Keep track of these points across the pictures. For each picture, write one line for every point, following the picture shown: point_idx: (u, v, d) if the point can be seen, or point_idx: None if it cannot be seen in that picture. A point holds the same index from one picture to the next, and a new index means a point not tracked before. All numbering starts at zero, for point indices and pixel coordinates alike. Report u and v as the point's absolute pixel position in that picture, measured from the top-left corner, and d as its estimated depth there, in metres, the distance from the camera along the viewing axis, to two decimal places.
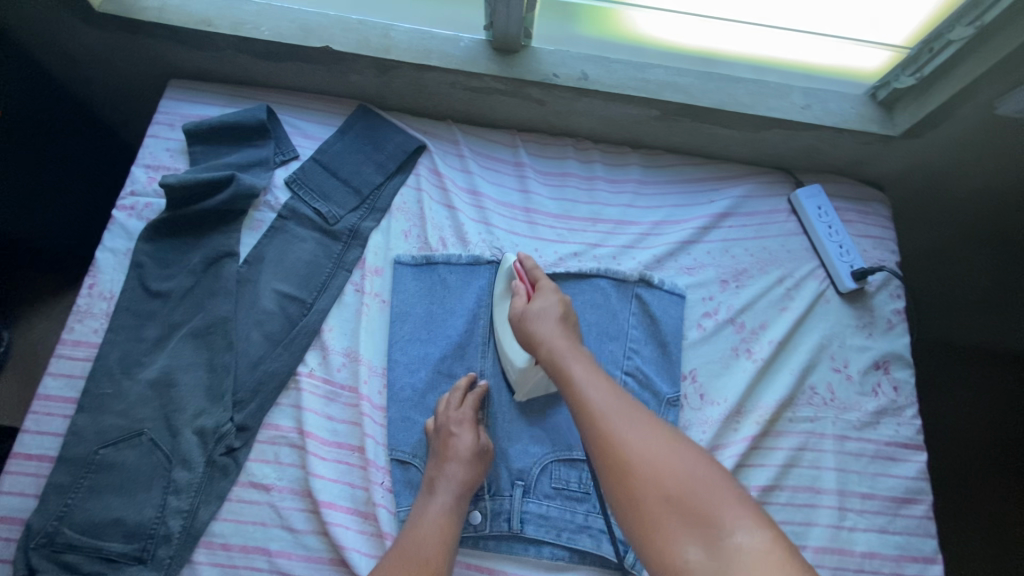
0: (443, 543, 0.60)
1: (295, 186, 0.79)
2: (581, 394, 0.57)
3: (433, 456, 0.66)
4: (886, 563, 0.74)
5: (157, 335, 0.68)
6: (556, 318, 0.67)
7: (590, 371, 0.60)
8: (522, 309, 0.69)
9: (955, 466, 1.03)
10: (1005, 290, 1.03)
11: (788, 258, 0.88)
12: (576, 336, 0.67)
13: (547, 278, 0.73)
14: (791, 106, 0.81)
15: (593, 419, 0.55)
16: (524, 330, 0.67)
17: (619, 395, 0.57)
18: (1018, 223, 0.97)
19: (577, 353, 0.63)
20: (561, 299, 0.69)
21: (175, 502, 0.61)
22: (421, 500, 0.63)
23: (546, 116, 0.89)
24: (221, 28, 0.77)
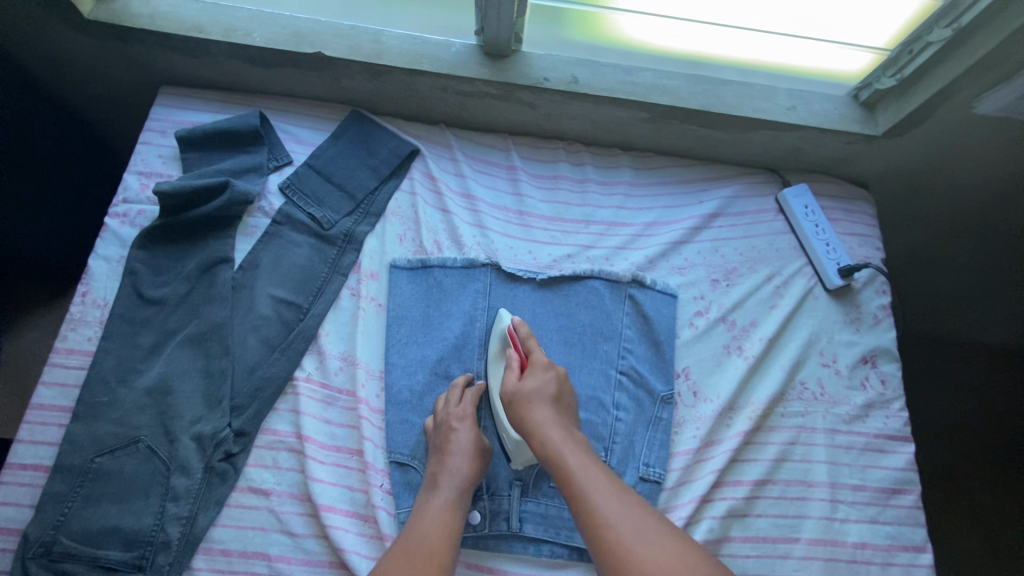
0: (448, 537, 0.63)
1: (288, 191, 0.82)
2: (584, 493, 0.60)
3: (433, 453, 0.70)
4: (878, 553, 0.73)
5: (152, 342, 0.74)
6: (550, 400, 0.69)
7: (588, 463, 0.63)
8: (515, 386, 0.70)
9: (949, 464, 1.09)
10: (985, 284, 1.06)
11: (776, 257, 0.88)
12: (568, 419, 0.69)
13: (540, 349, 0.74)
14: (776, 108, 0.84)
15: (601, 527, 0.57)
16: (519, 413, 0.68)
17: (623, 496, 0.60)
18: (996, 220, 0.98)
19: (575, 445, 0.65)
20: (555, 376, 0.71)
21: (174, 508, 0.66)
22: (422, 497, 0.67)
23: (537, 119, 0.90)
24: (213, 35, 0.80)
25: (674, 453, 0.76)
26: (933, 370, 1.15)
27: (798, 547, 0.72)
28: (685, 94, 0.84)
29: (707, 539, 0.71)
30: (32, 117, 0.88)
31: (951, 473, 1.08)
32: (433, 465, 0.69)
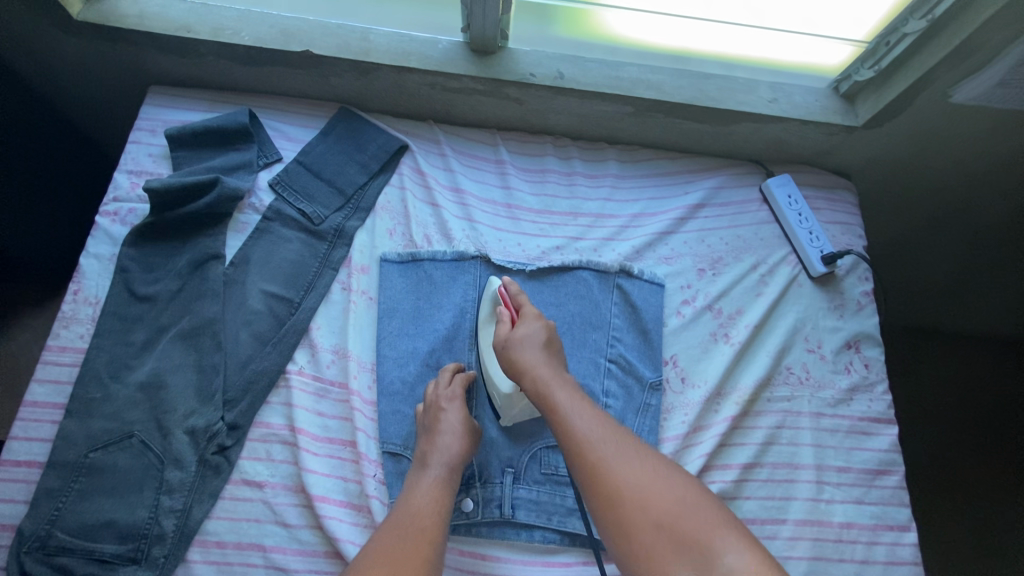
0: (438, 510, 0.64)
1: (278, 187, 0.83)
2: (569, 421, 0.62)
3: (422, 436, 0.71)
4: (864, 533, 0.75)
5: (145, 339, 0.74)
6: (541, 346, 0.70)
7: (573, 395, 0.65)
8: (506, 335, 0.72)
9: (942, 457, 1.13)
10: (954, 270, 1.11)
11: (761, 246, 0.89)
12: (558, 360, 0.70)
13: (530, 303, 0.76)
14: (758, 100, 0.86)
15: (584, 450, 0.60)
16: (509, 356, 0.69)
17: (604, 421, 0.63)
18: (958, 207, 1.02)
19: (562, 380, 0.67)
20: (545, 325, 0.72)
21: (168, 501, 0.67)
22: (412, 477, 0.68)
23: (524, 114, 0.91)
24: (202, 35, 0.81)
25: (664, 439, 0.77)
26: (911, 355, 1.21)
27: (785, 528, 0.74)
28: (668, 87, 0.85)
29: None
30: (25, 122, 0.90)
31: (938, 459, 1.12)
32: (422, 446, 0.70)
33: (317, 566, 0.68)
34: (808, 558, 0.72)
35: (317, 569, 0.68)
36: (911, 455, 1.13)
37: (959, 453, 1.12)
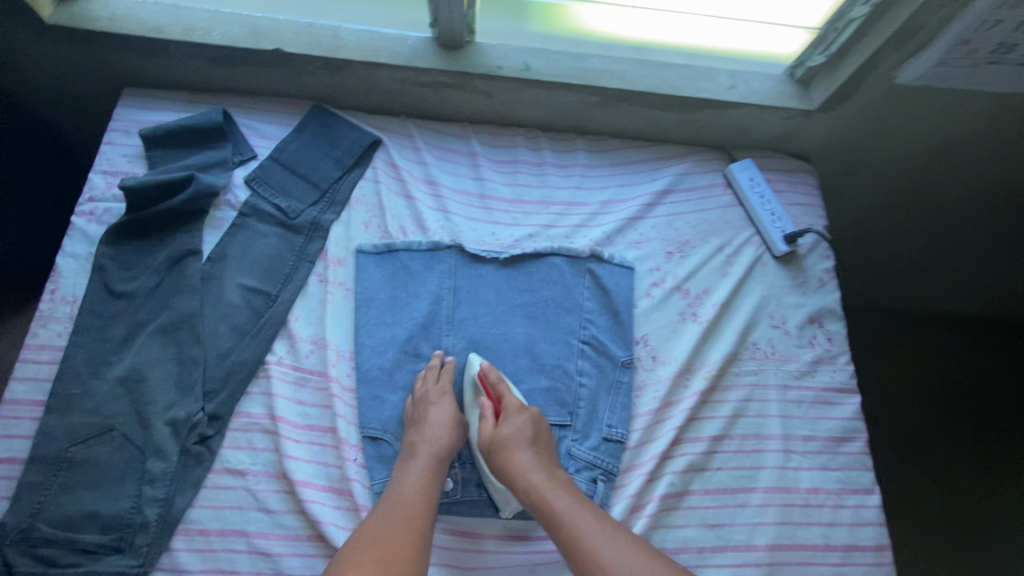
0: (426, 498, 0.67)
1: (254, 184, 0.85)
2: (578, 539, 0.63)
3: (410, 426, 0.74)
4: (830, 497, 0.78)
5: (123, 335, 0.75)
6: (527, 444, 0.71)
7: (578, 509, 0.65)
8: (491, 435, 0.72)
9: (925, 443, 1.19)
10: (902, 252, 1.22)
11: (726, 228, 0.92)
12: (547, 457, 0.72)
13: (512, 393, 0.76)
14: (718, 88, 0.89)
15: (598, 574, 0.60)
16: (500, 462, 0.70)
17: (607, 530, 0.63)
18: (908, 188, 1.09)
19: (555, 486, 0.68)
20: (529, 417, 0.73)
21: (150, 491, 0.68)
22: (401, 465, 0.70)
23: (494, 107, 0.94)
24: (174, 36, 0.82)
25: (636, 414, 0.80)
26: (883, 352, 1.28)
27: (755, 496, 0.77)
28: (632, 77, 0.88)
29: (669, 492, 0.75)
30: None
31: (918, 447, 1.19)
32: (411, 434, 0.73)
33: (301, 549, 0.69)
34: (777, 523, 0.75)
35: (301, 552, 0.69)
36: (895, 452, 1.18)
37: (939, 442, 1.19)
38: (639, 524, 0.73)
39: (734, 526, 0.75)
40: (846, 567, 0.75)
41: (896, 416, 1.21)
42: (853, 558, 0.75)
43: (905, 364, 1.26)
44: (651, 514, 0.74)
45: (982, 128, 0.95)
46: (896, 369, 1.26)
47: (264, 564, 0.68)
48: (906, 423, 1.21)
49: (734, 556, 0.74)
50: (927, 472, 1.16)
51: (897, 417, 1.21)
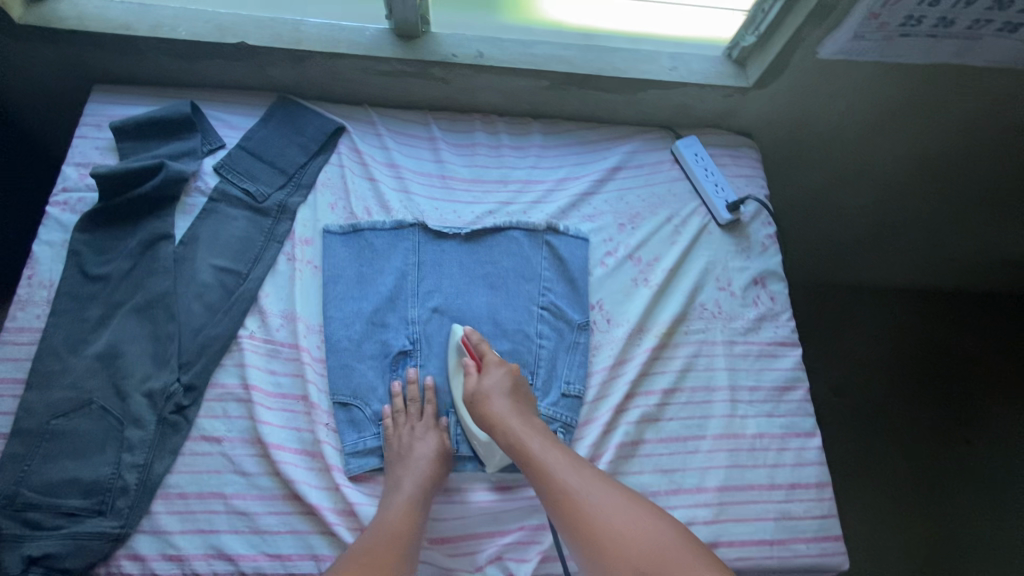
0: (411, 529, 0.69)
1: (222, 171, 0.89)
2: (548, 472, 0.69)
3: (394, 458, 0.75)
4: (774, 441, 0.83)
5: (99, 315, 0.79)
6: (505, 394, 0.76)
7: (549, 447, 0.72)
8: (473, 388, 0.78)
9: (879, 423, 1.38)
10: (841, 222, 1.34)
11: (674, 200, 0.99)
12: (523, 404, 0.77)
13: (493, 351, 0.81)
14: (660, 69, 0.95)
15: (564, 500, 0.67)
16: (479, 409, 0.76)
17: (578, 466, 0.70)
18: (853, 160, 1.16)
19: (529, 428, 0.74)
20: (508, 371, 0.79)
21: (129, 457, 0.71)
22: (387, 497, 0.72)
23: (452, 93, 0.99)
24: (141, 32, 0.86)
25: (592, 372, 0.86)
26: (835, 342, 1.46)
27: (705, 442, 0.82)
28: (579, 61, 0.94)
29: (624, 441, 0.81)
30: None
31: (875, 428, 1.38)
32: (396, 466, 0.75)
33: (276, 508, 0.73)
34: (725, 467, 0.81)
35: (277, 511, 0.73)
36: (856, 434, 1.37)
37: (891, 417, 1.39)
38: None
39: (686, 470, 0.80)
40: (790, 503, 0.80)
41: (852, 402, 1.41)
42: (797, 495, 0.81)
43: (852, 350, 1.46)
44: (608, 461, 0.79)
45: (913, 102, 1.02)
46: (847, 358, 1.45)
47: (242, 523, 0.72)
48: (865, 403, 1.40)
49: (686, 498, 0.79)
50: (885, 450, 1.36)
51: (853, 404, 1.40)
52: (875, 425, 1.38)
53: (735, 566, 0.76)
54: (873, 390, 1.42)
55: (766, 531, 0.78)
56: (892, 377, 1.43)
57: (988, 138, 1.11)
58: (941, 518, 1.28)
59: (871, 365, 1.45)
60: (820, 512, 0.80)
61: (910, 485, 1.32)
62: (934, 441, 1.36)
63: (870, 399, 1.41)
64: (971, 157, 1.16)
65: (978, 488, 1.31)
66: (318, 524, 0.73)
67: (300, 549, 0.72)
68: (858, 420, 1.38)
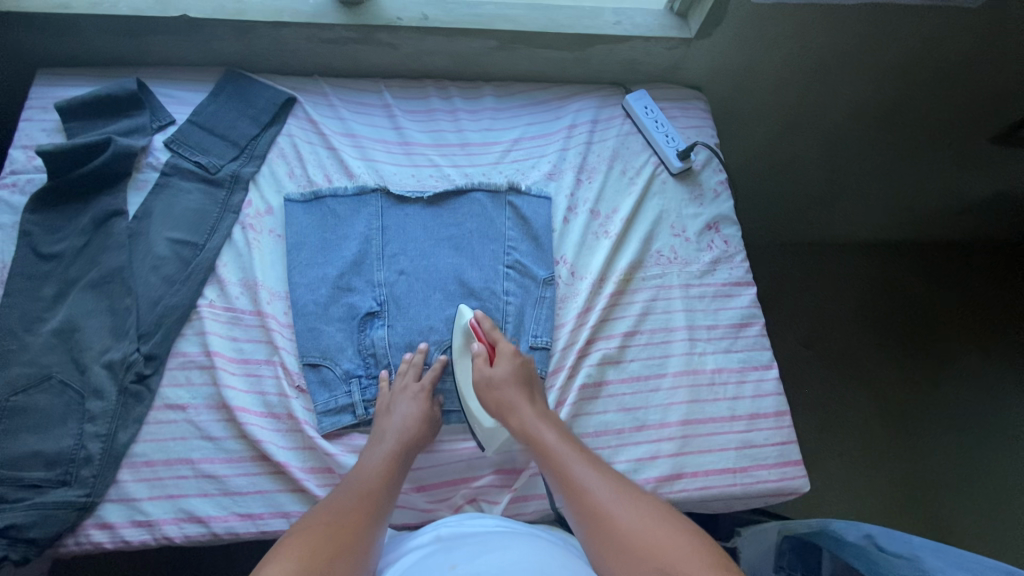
0: (386, 481, 0.69)
1: (173, 145, 0.89)
2: (566, 467, 0.67)
3: (381, 412, 0.76)
4: (732, 374, 0.86)
5: (54, 293, 0.79)
6: (517, 384, 0.75)
7: (567, 442, 0.70)
8: (486, 375, 0.76)
9: (846, 368, 1.44)
10: (799, 179, 1.37)
11: (628, 153, 1.00)
12: (536, 396, 0.76)
13: (506, 339, 0.79)
14: (604, 23, 0.97)
15: (583, 498, 0.64)
16: (493, 400, 0.75)
17: (595, 463, 0.68)
18: (802, 111, 1.18)
19: (545, 420, 0.73)
20: (521, 362, 0.77)
21: (92, 428, 0.72)
22: (369, 448, 0.73)
23: (402, 59, 1.00)
24: (80, 9, 0.85)
25: (556, 323, 0.87)
26: (800, 295, 1.52)
27: (665, 380, 0.84)
28: (524, 20, 0.95)
29: (587, 383, 0.83)
30: None
31: (842, 372, 1.43)
32: (381, 419, 0.75)
33: (245, 469, 0.74)
34: (686, 402, 0.83)
35: (245, 472, 0.74)
36: (823, 378, 1.42)
37: (859, 364, 1.44)
38: (562, 414, 0.81)
39: (648, 408, 0.83)
40: (751, 432, 0.83)
41: (818, 349, 1.46)
42: (757, 425, 0.83)
43: (818, 301, 1.51)
44: (572, 404, 0.82)
45: (846, 48, 1.04)
46: (815, 310, 1.50)
47: (211, 486, 0.72)
48: (832, 349, 1.46)
49: (650, 434, 0.81)
50: (852, 392, 1.41)
51: (820, 350, 1.45)
52: (842, 370, 1.43)
53: (699, 495, 0.79)
54: (839, 339, 1.47)
55: (728, 460, 0.81)
56: (858, 326, 1.49)
57: (924, 77, 1.14)
58: (917, 462, 1.33)
59: (837, 315, 1.50)
60: (780, 438, 0.83)
61: (878, 426, 1.37)
62: (902, 383, 1.42)
63: (837, 347, 1.46)
64: (913, 98, 1.18)
65: (947, 430, 1.36)
66: (287, 482, 0.74)
67: (270, 507, 0.72)
68: (823, 366, 1.44)
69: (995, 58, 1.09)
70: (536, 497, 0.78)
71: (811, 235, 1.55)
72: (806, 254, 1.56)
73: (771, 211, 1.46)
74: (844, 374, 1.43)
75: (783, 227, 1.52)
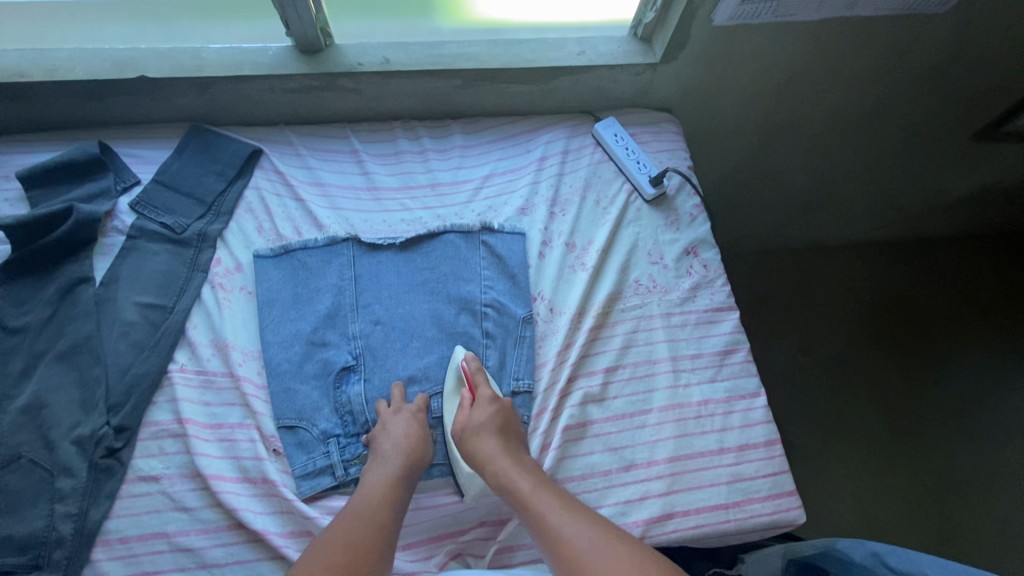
0: (390, 508, 0.68)
1: (139, 207, 0.88)
2: (540, 514, 0.67)
3: (376, 433, 0.75)
4: (719, 406, 0.84)
5: (22, 367, 0.77)
6: (494, 431, 0.74)
7: (541, 488, 0.70)
8: (463, 422, 0.76)
9: (841, 375, 1.41)
10: (779, 189, 1.36)
11: (601, 182, 0.99)
12: (513, 443, 0.75)
13: (488, 383, 0.79)
14: (568, 54, 0.95)
15: (555, 544, 0.64)
16: (469, 447, 0.74)
17: (567, 505, 0.68)
18: (779, 120, 1.15)
19: (521, 465, 0.72)
20: (500, 409, 0.76)
21: (63, 508, 0.70)
22: (370, 469, 0.72)
23: (367, 102, 0.99)
24: (36, 76, 0.85)
25: (539, 364, 0.85)
26: (791, 302, 1.50)
27: (651, 416, 0.83)
28: (486, 57, 0.93)
29: (571, 424, 0.81)
30: None
31: (838, 379, 1.41)
32: (377, 438, 0.74)
33: (221, 539, 0.72)
34: (673, 438, 0.81)
35: (223, 542, 0.72)
36: (819, 386, 1.40)
37: (857, 367, 1.42)
38: (548, 460, 0.79)
39: (635, 446, 0.81)
40: (741, 465, 0.81)
41: (813, 358, 1.43)
42: (747, 456, 0.81)
43: (809, 307, 1.50)
44: (556, 447, 0.80)
45: (814, 63, 1.02)
46: (807, 317, 1.48)
47: (188, 560, 0.71)
48: (827, 355, 1.44)
49: (638, 474, 0.79)
50: (850, 400, 1.38)
51: (815, 359, 1.43)
52: (839, 377, 1.41)
53: (693, 535, 0.76)
54: (832, 345, 1.45)
55: (719, 495, 0.78)
56: (851, 330, 1.47)
57: (898, 86, 1.12)
58: (921, 466, 1.30)
59: (829, 320, 1.48)
60: (770, 470, 0.81)
61: (884, 433, 1.34)
62: (901, 386, 1.39)
63: (832, 354, 1.44)
64: (890, 103, 1.16)
65: (955, 437, 1.33)
66: (267, 550, 0.72)
67: None
68: (818, 374, 1.41)
69: (967, 62, 1.08)
70: (524, 547, 0.76)
71: (796, 240, 1.53)
72: (795, 260, 1.55)
73: (754, 221, 1.45)
74: (840, 382, 1.40)
75: (769, 235, 1.51)
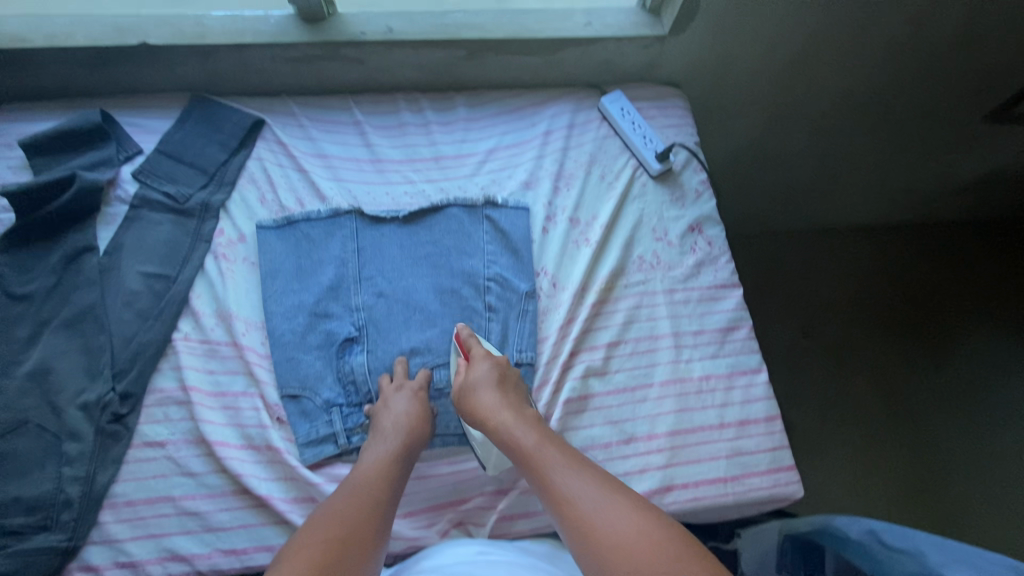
0: (387, 483, 0.68)
1: (141, 176, 0.87)
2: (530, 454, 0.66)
3: (378, 411, 0.75)
4: (720, 381, 0.84)
5: (27, 334, 0.77)
6: (491, 383, 0.73)
7: (535, 430, 0.69)
8: (462, 384, 0.75)
9: (843, 356, 1.41)
10: (786, 167, 1.34)
11: (606, 157, 0.98)
12: (512, 392, 0.74)
13: (481, 344, 0.78)
14: (575, 25, 0.93)
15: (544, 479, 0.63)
16: (468, 403, 0.73)
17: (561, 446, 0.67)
18: (788, 97, 1.13)
19: (517, 409, 0.71)
20: (494, 363, 0.75)
21: (70, 471, 0.71)
22: (371, 446, 0.73)
23: (370, 73, 0.97)
24: (36, 42, 0.84)
25: (540, 338, 0.85)
26: (794, 283, 1.49)
27: (652, 391, 0.83)
28: (491, 27, 0.92)
29: (572, 398, 0.81)
30: None
31: (839, 360, 1.41)
32: (378, 416, 0.75)
33: (226, 504, 0.73)
34: (674, 412, 0.82)
35: (227, 507, 0.73)
36: (820, 367, 1.40)
37: (858, 348, 1.42)
38: None
39: (635, 420, 0.81)
40: (740, 440, 0.81)
41: (815, 338, 1.43)
42: (747, 431, 0.82)
43: (813, 287, 1.49)
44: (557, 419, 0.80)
45: (825, 38, 1.00)
46: (810, 297, 1.48)
47: (193, 523, 0.72)
48: (830, 336, 1.43)
49: (638, 446, 0.80)
50: (851, 380, 1.39)
51: (817, 339, 1.43)
52: (840, 358, 1.41)
53: (691, 507, 0.77)
54: (835, 326, 1.45)
55: (718, 469, 0.79)
56: (855, 311, 1.46)
57: (912, 62, 1.09)
58: (920, 449, 1.31)
59: (832, 301, 1.48)
60: (770, 445, 0.81)
61: (885, 415, 1.35)
62: (903, 369, 1.39)
63: (835, 335, 1.44)
64: (902, 81, 1.14)
65: (956, 422, 1.33)
66: (270, 515, 0.73)
67: (254, 541, 0.72)
68: (819, 354, 1.41)
69: (984, 38, 1.05)
70: (523, 516, 0.77)
71: (801, 220, 1.52)
72: (800, 241, 1.54)
73: (759, 201, 1.44)
74: (841, 362, 1.40)
75: (773, 215, 1.50)
